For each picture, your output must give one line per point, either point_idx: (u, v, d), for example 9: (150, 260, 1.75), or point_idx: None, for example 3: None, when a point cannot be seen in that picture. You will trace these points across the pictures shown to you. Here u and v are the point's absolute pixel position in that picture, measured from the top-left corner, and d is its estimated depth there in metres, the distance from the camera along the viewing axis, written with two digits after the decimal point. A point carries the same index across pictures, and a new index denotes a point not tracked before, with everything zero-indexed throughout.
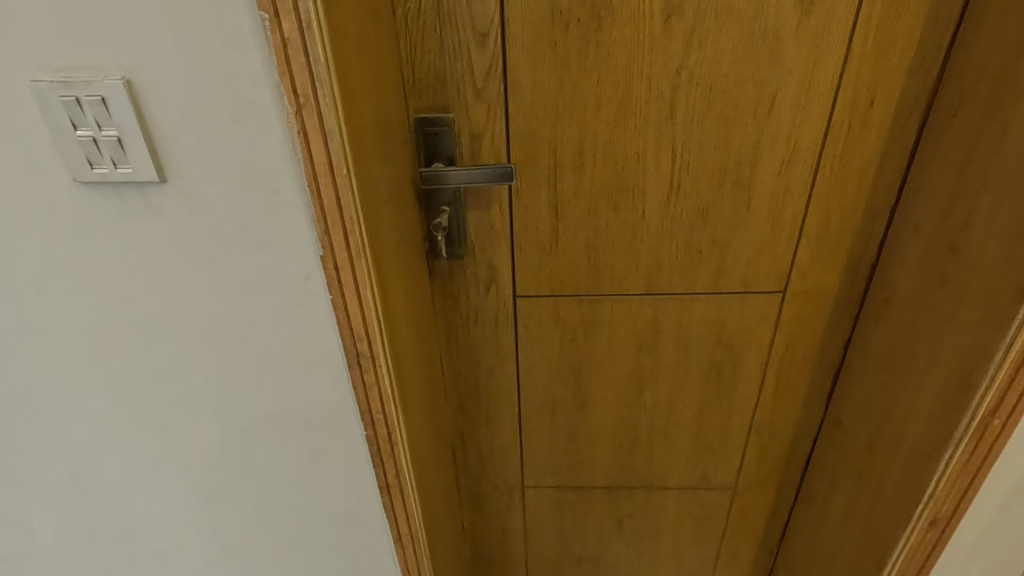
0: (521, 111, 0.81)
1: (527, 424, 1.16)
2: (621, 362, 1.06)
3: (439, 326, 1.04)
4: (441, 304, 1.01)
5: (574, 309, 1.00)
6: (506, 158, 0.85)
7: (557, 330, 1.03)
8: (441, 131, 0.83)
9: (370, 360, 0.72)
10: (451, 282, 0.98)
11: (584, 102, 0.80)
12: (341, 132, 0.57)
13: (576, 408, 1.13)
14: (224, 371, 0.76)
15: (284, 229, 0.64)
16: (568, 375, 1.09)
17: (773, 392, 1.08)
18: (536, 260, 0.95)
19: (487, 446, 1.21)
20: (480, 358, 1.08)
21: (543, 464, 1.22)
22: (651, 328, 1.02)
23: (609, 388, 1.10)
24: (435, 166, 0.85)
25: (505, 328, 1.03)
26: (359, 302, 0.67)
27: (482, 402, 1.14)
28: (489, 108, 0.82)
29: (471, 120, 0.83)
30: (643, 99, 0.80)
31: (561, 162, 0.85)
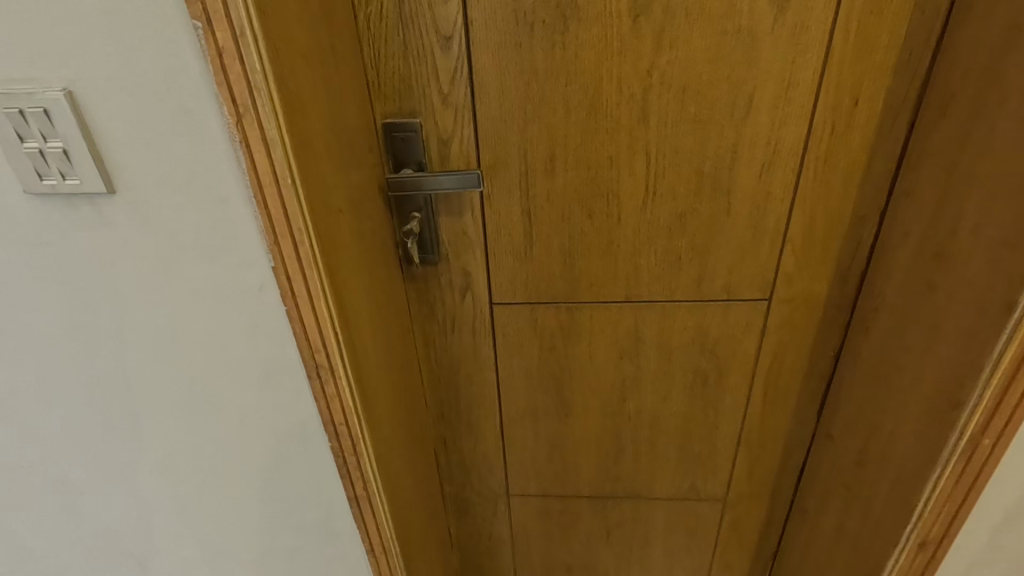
0: (489, 115, 0.79)
1: (509, 432, 1.14)
2: (603, 371, 1.03)
3: (416, 333, 1.02)
4: (418, 311, 1.00)
5: (553, 317, 0.98)
6: (476, 163, 0.83)
7: (537, 337, 1.00)
8: (409, 137, 0.81)
9: (328, 371, 0.71)
10: (426, 289, 0.97)
11: (553, 106, 0.78)
12: (283, 141, 0.56)
13: (559, 416, 1.11)
14: (188, 380, 0.75)
15: (234, 240, 0.63)
16: (549, 383, 1.06)
17: (762, 402, 1.04)
18: (512, 267, 0.93)
19: (471, 454, 1.19)
20: (459, 366, 1.06)
21: (528, 472, 1.20)
22: (632, 337, 0.99)
23: (592, 396, 1.07)
24: (403, 173, 0.83)
25: (483, 335, 1.01)
26: (313, 313, 0.66)
27: (464, 410, 1.12)
28: (456, 113, 0.80)
29: (438, 124, 0.81)
30: (614, 102, 0.77)
31: (532, 167, 0.83)
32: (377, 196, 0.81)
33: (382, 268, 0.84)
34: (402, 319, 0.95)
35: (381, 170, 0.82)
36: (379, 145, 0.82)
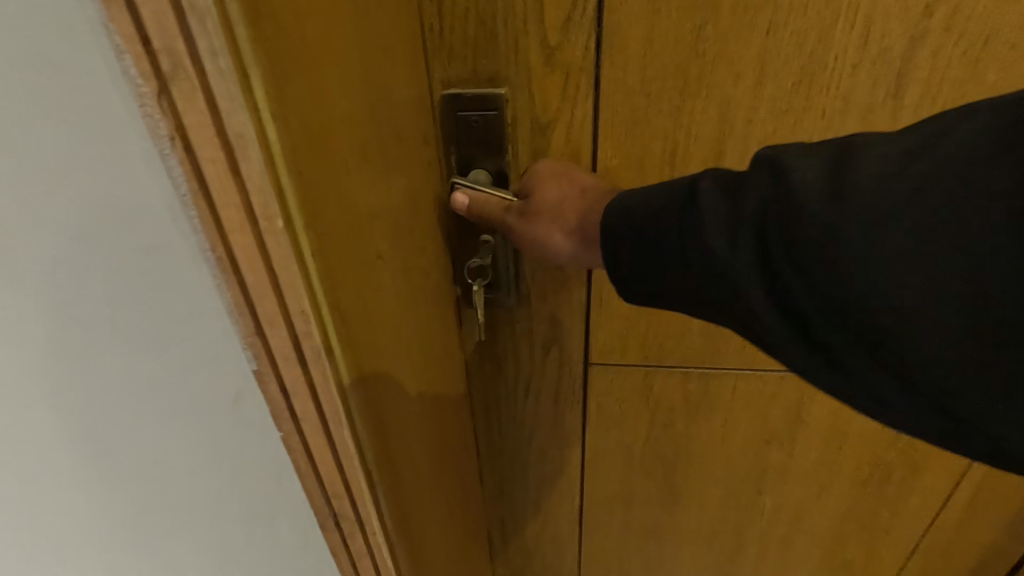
0: (624, 84, 0.48)
1: (590, 519, 0.85)
2: (735, 456, 0.73)
3: (473, 397, 0.72)
4: (478, 369, 0.69)
5: (676, 385, 0.67)
6: (591, 162, 0.52)
7: (648, 410, 0.70)
8: (486, 118, 0.50)
9: (354, 522, 0.41)
10: (492, 341, 0.66)
11: (739, 69, 0.46)
12: (268, 151, 0.25)
13: (661, 505, 0.81)
14: (103, 546, 0.43)
15: (178, 319, 0.33)
16: (653, 467, 0.76)
17: (964, 507, 0.73)
18: (626, 314, 0.62)
19: (534, 544, 0.89)
20: (530, 439, 0.76)
21: (607, 565, 0.91)
22: (788, 417, 0.68)
23: (712, 486, 0.77)
24: (476, 180, 0.52)
25: (570, 402, 0.71)
26: (329, 448, 0.36)
27: (530, 492, 0.82)
28: (568, 80, 0.48)
29: (536, 99, 0.50)
30: (849, 66, 0.45)
31: (683, 171, 0.51)
32: (431, 215, 0.50)
33: (435, 326, 0.53)
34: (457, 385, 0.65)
35: (435, 170, 0.51)
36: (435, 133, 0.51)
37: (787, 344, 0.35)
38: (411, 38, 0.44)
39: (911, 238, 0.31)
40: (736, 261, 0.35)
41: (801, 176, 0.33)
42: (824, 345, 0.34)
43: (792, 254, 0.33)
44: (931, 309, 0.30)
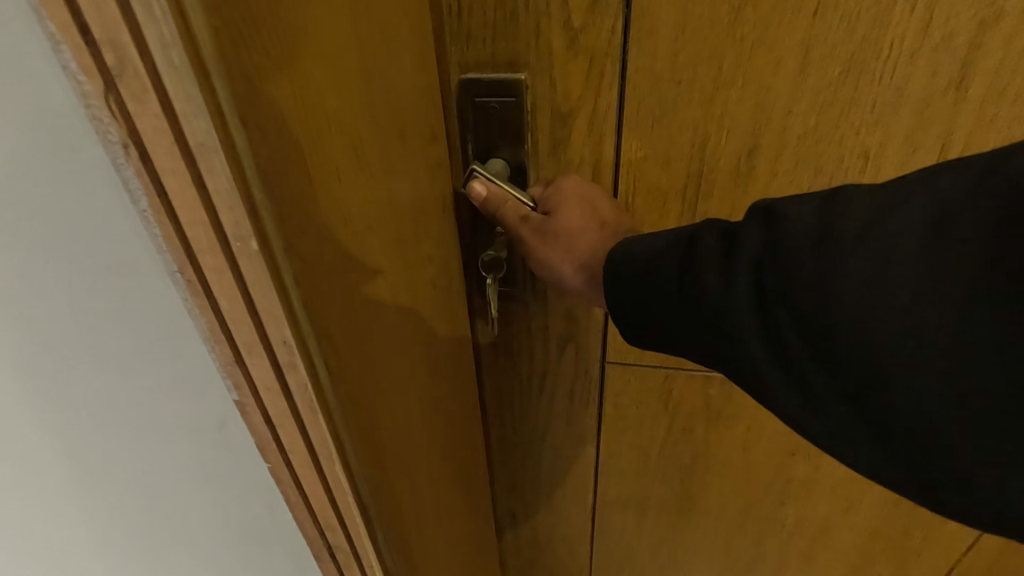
0: (651, 71, 0.45)
1: (603, 519, 0.83)
2: (758, 465, 0.70)
3: (485, 392, 0.71)
4: (491, 364, 0.68)
5: (697, 390, 0.64)
6: (614, 154, 0.49)
7: (667, 413, 0.67)
8: (504, 106, 0.48)
9: (349, 542, 0.41)
10: (506, 336, 0.65)
11: (779, 56, 0.42)
12: (235, 174, 0.23)
13: (677, 510, 0.79)
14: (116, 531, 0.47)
15: (153, 326, 0.34)
16: (671, 471, 0.74)
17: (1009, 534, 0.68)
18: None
19: (545, 540, 0.88)
20: (543, 436, 0.75)
21: (620, 565, 0.90)
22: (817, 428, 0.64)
23: (733, 494, 0.74)
24: (494, 170, 0.50)
25: (585, 401, 0.69)
26: (319, 479, 0.35)
27: (542, 488, 0.81)
28: (592, 66, 0.45)
29: (557, 86, 0.47)
30: (906, 53, 0.40)
31: (713, 166, 0.48)
32: (436, 219, 0.48)
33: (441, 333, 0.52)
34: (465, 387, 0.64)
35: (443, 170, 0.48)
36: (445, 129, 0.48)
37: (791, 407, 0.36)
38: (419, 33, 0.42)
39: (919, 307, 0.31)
40: (736, 315, 0.36)
41: (794, 235, 0.35)
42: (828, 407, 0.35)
43: (796, 317, 0.34)
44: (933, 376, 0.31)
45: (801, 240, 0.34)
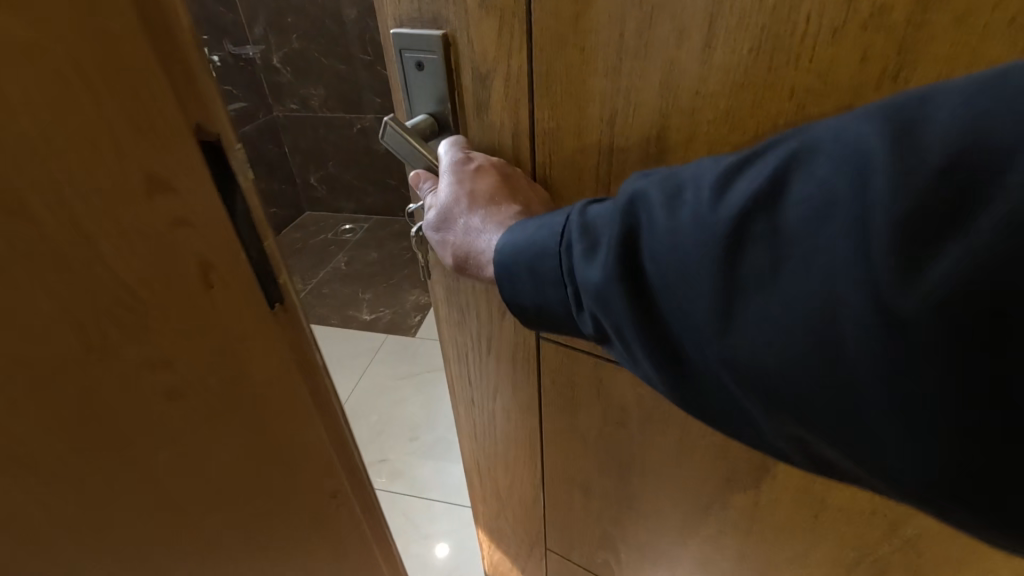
0: (554, 35, 0.42)
1: (551, 489, 0.85)
2: (694, 476, 0.66)
3: (442, 337, 0.75)
4: (446, 314, 0.71)
5: (627, 383, 0.62)
6: (528, 121, 0.48)
7: (598, 400, 0.66)
8: (429, 62, 0.49)
9: None
10: (451, 287, 0.67)
11: (682, 25, 0.37)
12: None
13: (618, 502, 0.77)
14: None
15: None
16: (608, 461, 0.72)
17: None
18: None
19: (503, 494, 0.94)
20: (492, 395, 0.77)
21: (570, 537, 0.91)
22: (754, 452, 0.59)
23: (669, 499, 0.71)
24: (419, 128, 0.52)
25: (526, 372, 0.70)
26: None
27: (496, 446, 0.85)
28: (503, 28, 0.44)
29: (475, 46, 0.46)
30: (825, 28, 0.33)
31: (622, 145, 0.44)
32: (201, 324, 0.30)
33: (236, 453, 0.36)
34: (332, 501, 0.48)
35: (225, 242, 0.30)
36: (227, 186, 0.30)
37: (680, 390, 0.36)
38: (113, 54, 0.23)
39: (774, 292, 0.29)
40: (609, 309, 0.36)
41: (657, 227, 0.34)
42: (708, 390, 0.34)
43: (664, 294, 0.34)
44: (792, 363, 0.29)
45: (663, 232, 0.33)
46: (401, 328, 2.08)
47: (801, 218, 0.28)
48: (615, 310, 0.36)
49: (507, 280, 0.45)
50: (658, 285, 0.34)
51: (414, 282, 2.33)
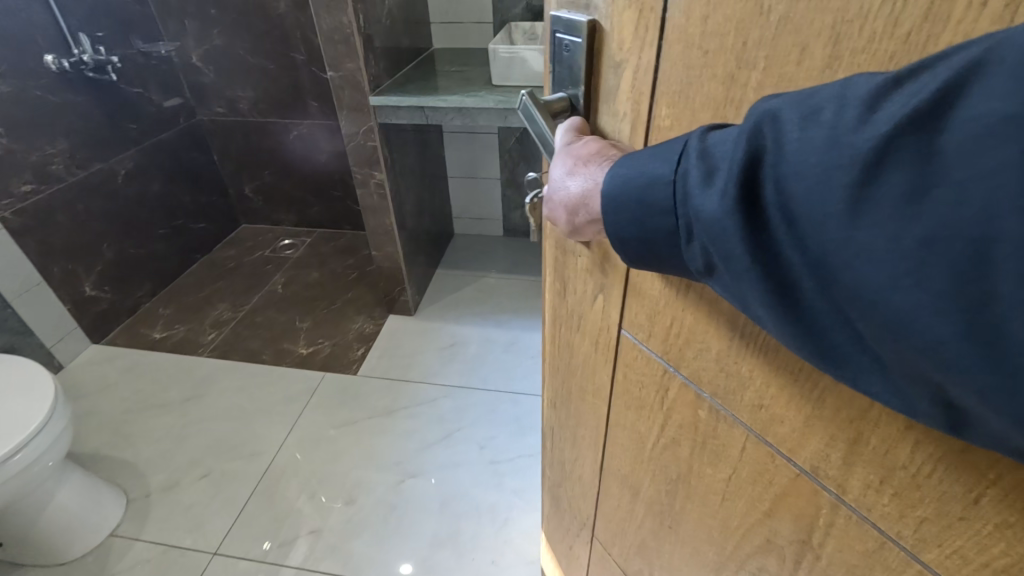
0: (684, 35, 0.44)
1: (606, 470, 0.92)
2: (733, 510, 0.67)
3: (547, 306, 0.87)
4: (555, 285, 0.83)
5: (688, 402, 0.66)
6: (647, 115, 0.51)
7: (662, 412, 0.72)
8: (575, 47, 0.56)
9: None
10: (563, 264, 0.78)
11: (806, 40, 0.37)
12: None
13: (662, 508, 0.81)
14: None
15: None
16: (661, 471, 0.78)
17: None
18: (658, 300, 0.63)
19: (573, 458, 1.03)
20: (576, 371, 0.88)
21: (616, 534, 0.98)
22: (798, 516, 0.58)
23: (703, 528, 0.74)
24: (556, 108, 0.60)
25: (606, 354, 0.78)
26: None
27: (572, 410, 0.95)
28: (640, 20, 0.48)
29: (613, 34, 0.52)
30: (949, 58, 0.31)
31: None
32: None
33: None
34: None
35: None
36: None
37: (812, 310, 0.35)
38: None
39: (923, 209, 0.28)
40: (724, 233, 0.37)
41: (800, 147, 0.33)
42: (844, 317, 0.33)
43: (806, 215, 0.33)
44: (938, 285, 0.28)
45: (807, 154, 0.33)
46: (345, 368, 2.06)
47: (971, 136, 0.26)
48: (730, 236, 0.37)
49: (616, 211, 0.46)
50: (797, 206, 0.33)
51: (361, 307, 2.37)
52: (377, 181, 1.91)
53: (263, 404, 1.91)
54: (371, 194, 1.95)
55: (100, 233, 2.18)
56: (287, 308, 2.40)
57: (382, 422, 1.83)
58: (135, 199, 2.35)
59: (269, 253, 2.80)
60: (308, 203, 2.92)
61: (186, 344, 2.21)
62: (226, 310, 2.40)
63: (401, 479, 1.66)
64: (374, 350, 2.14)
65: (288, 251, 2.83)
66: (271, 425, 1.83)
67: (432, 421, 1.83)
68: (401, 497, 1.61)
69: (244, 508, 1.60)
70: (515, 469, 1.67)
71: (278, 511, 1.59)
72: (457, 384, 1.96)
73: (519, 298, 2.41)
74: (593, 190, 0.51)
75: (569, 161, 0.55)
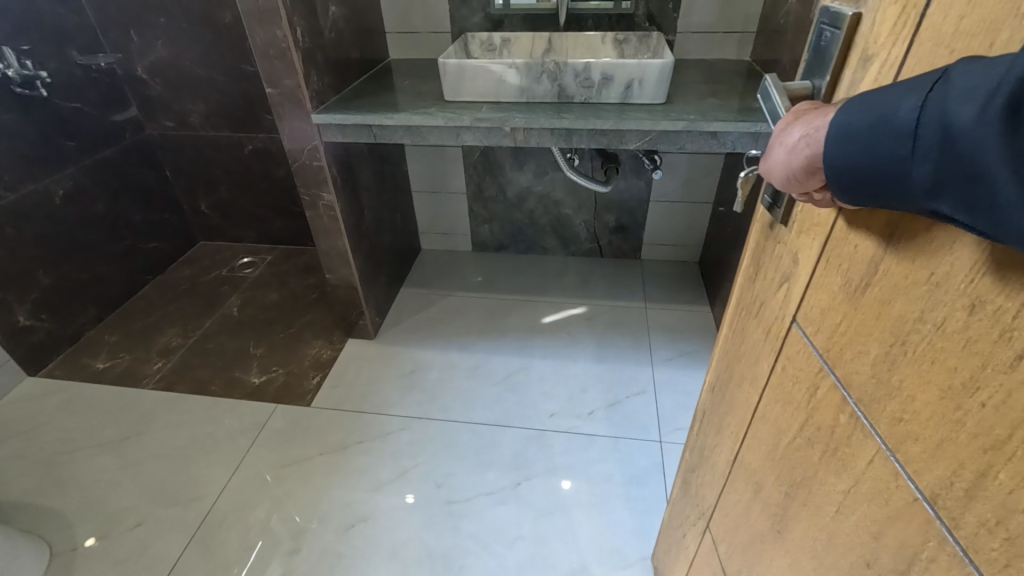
0: (936, 32, 0.42)
1: (737, 467, 0.87)
2: (841, 529, 0.58)
3: (733, 287, 0.83)
4: (750, 270, 0.78)
5: (833, 406, 0.59)
6: None
7: (806, 410, 0.64)
8: (831, 35, 0.55)
9: None
10: (763, 249, 0.73)
11: None
12: None
13: (776, 518, 0.74)
14: None
15: None
16: (787, 471, 0.70)
17: None
18: (833, 295, 0.57)
19: (710, 446, 0.98)
20: (741, 359, 0.82)
21: (728, 529, 0.91)
22: (901, 544, 0.49)
23: (811, 543, 0.65)
24: (794, 94, 0.59)
25: (772, 345, 0.72)
26: None
27: (727, 402, 0.89)
28: (903, 13, 0.45)
29: (871, 28, 0.49)
30: None
31: None
32: None
33: None
34: None
35: None
36: None
37: None
38: None
39: None
40: (984, 154, 0.33)
41: None
42: None
43: None
44: None
45: None
46: (298, 400, 1.93)
47: None
48: (986, 151, 0.33)
49: (842, 139, 0.42)
50: None
51: (313, 330, 2.27)
52: (326, 203, 1.80)
53: (205, 443, 1.79)
54: (321, 216, 1.84)
55: (35, 258, 2.04)
56: (241, 333, 2.27)
57: (336, 460, 1.72)
58: (76, 220, 2.21)
59: (226, 274, 2.67)
60: (269, 219, 2.80)
61: (131, 375, 2.07)
62: (177, 336, 2.27)
63: (351, 523, 1.55)
64: (327, 381, 2.01)
65: (247, 270, 2.69)
66: (214, 468, 1.71)
67: (388, 458, 1.72)
68: (352, 545, 1.50)
69: (184, 553, 1.50)
70: (472, 510, 1.58)
71: (216, 562, 1.47)
72: (413, 416, 1.86)
73: (485, 318, 2.30)
74: (817, 123, 0.48)
75: (794, 115, 0.52)
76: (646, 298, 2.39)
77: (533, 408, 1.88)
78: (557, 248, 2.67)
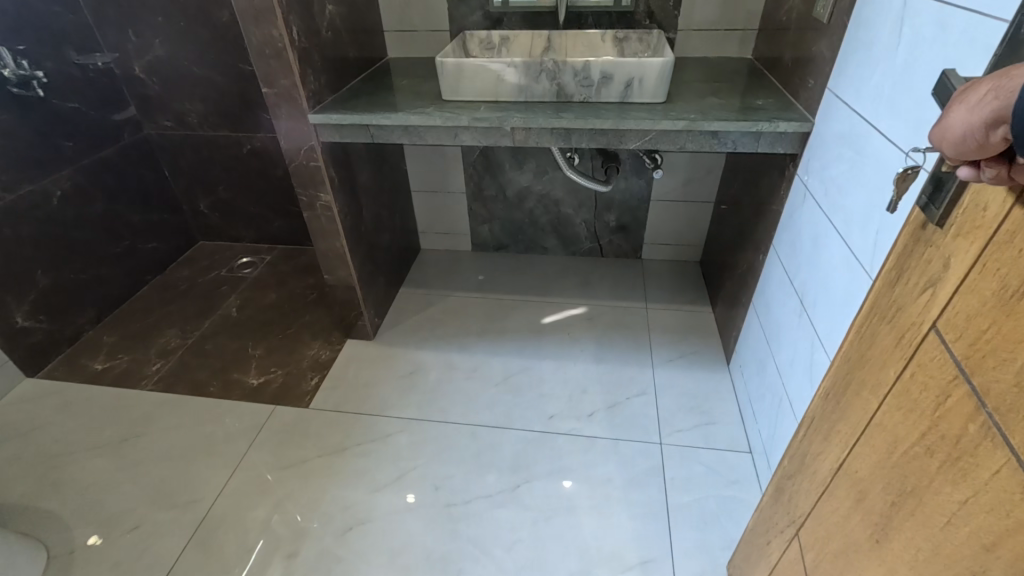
0: None
1: (840, 478, 0.85)
2: (952, 538, 0.60)
3: (869, 291, 0.78)
4: (887, 275, 0.75)
5: (963, 414, 0.59)
6: None
7: (931, 418, 0.64)
8: None
9: None
10: (908, 253, 0.70)
11: None
12: None
13: (877, 527, 0.74)
14: None
15: None
16: (897, 479, 0.70)
17: None
18: (984, 301, 0.57)
19: (809, 453, 0.95)
20: (864, 364, 0.79)
21: (822, 539, 0.90)
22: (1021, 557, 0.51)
23: (916, 549, 0.66)
24: None
25: (903, 352, 0.70)
26: None
27: (836, 411, 0.86)
28: None
29: None
30: None
31: None
32: None
33: None
34: None
35: None
36: None
37: None
38: None
39: None
40: None
41: None
42: None
43: None
44: None
45: None
46: (297, 400, 1.93)
47: None
48: None
49: None
50: None
51: (313, 329, 2.27)
52: (323, 203, 1.79)
53: (203, 445, 1.78)
54: (319, 216, 1.83)
55: (32, 258, 2.03)
56: (238, 333, 2.27)
57: (335, 461, 1.71)
58: (73, 221, 2.20)
59: (224, 274, 2.66)
60: (268, 219, 2.79)
61: (127, 376, 2.07)
62: (174, 337, 2.26)
63: (350, 525, 1.54)
64: (327, 382, 2.00)
65: (246, 270, 2.69)
66: (210, 469, 1.70)
67: (388, 459, 1.71)
68: (349, 548, 1.49)
69: (182, 553, 1.49)
70: (472, 514, 1.56)
71: (213, 564, 1.47)
72: (413, 418, 1.85)
73: (484, 318, 2.29)
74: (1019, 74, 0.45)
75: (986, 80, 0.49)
76: (646, 298, 2.37)
77: (533, 410, 1.87)
78: (557, 247, 2.66)
